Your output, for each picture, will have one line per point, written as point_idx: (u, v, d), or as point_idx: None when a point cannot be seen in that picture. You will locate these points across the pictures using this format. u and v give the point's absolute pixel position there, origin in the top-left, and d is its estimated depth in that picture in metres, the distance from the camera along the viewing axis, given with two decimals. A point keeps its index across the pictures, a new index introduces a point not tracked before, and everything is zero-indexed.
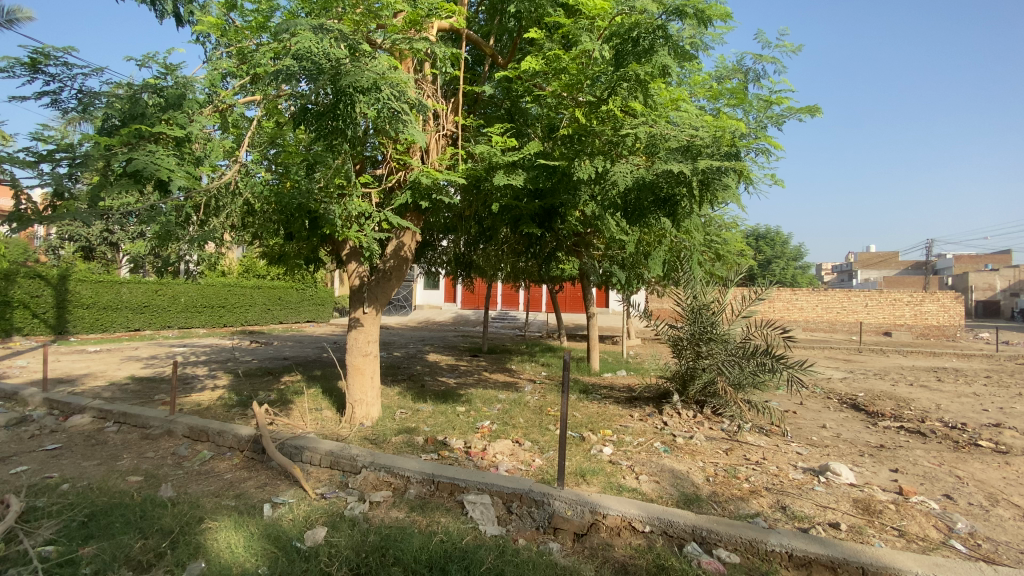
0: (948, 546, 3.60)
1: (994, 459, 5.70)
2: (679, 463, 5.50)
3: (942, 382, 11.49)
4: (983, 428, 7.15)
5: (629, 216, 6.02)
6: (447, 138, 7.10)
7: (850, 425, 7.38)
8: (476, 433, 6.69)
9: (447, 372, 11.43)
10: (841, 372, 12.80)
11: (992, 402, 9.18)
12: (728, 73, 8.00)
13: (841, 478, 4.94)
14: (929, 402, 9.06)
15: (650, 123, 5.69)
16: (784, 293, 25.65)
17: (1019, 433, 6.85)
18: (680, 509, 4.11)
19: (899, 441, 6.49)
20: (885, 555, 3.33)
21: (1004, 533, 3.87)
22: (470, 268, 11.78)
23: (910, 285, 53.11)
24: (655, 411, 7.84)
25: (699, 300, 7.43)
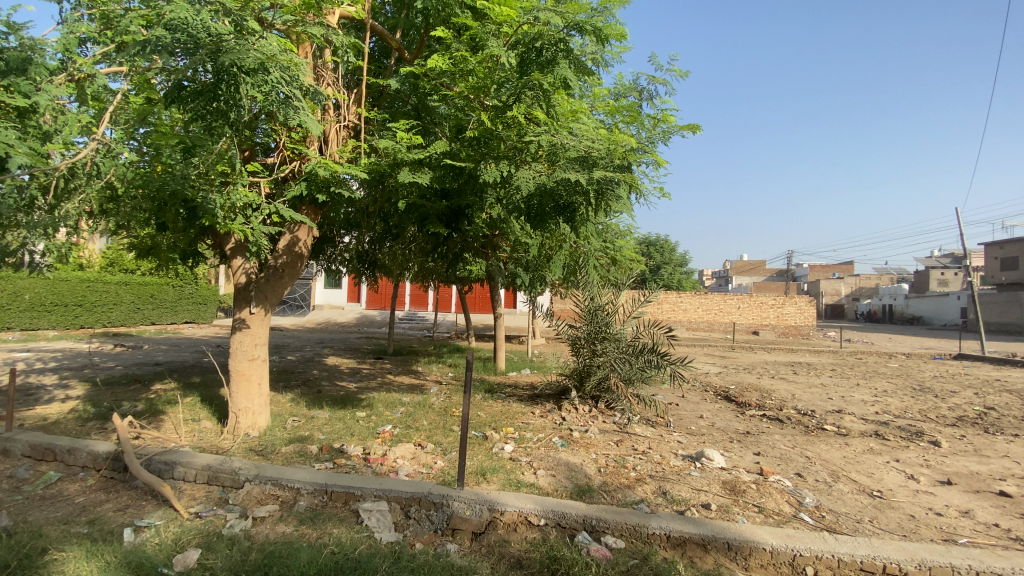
0: (799, 518, 4.12)
1: (835, 441, 6.66)
2: (575, 456, 5.76)
3: (796, 375, 13.23)
4: (826, 414, 8.34)
5: (532, 221, 6.21)
6: (349, 130, 6.80)
7: (723, 415, 8.22)
8: (375, 438, 6.47)
9: (348, 375, 10.95)
10: (717, 367, 14.24)
11: (833, 391, 10.76)
12: (625, 91, 8.52)
13: (713, 462, 5.48)
14: (786, 393, 10.38)
15: (552, 132, 5.90)
16: (671, 296, 28.04)
17: (854, 418, 8.08)
18: (573, 501, 4.28)
19: (762, 427, 7.35)
20: (747, 530, 3.65)
21: (842, 504, 4.50)
22: (374, 266, 11.40)
23: (775, 290, 60.49)
24: (555, 407, 8.15)
25: (596, 301, 7.85)
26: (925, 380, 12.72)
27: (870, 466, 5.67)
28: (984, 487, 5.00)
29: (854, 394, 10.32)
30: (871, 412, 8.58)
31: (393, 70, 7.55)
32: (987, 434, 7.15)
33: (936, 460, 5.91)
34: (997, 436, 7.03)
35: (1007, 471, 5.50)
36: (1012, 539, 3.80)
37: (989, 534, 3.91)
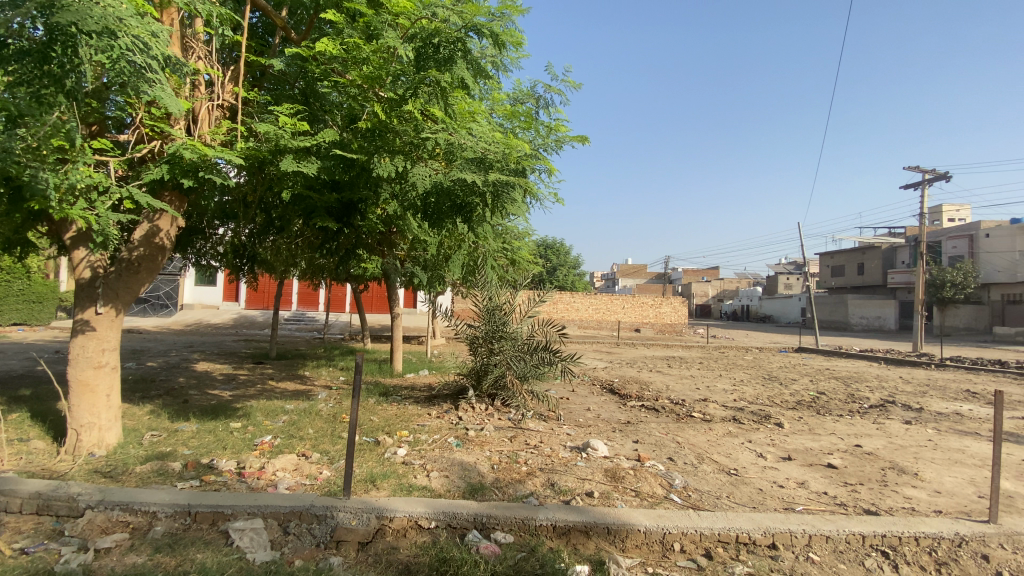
0: (669, 499, 4.53)
1: (701, 426, 7.46)
2: (469, 455, 5.78)
3: (670, 368, 14.61)
4: (695, 403, 9.31)
5: (428, 219, 6.12)
6: (224, 111, 6.16)
7: (609, 407, 8.79)
8: (252, 450, 5.92)
9: (222, 382, 9.91)
10: (603, 362, 15.22)
11: (701, 381, 12.04)
12: (523, 97, 8.73)
13: (598, 452, 5.84)
14: (662, 384, 11.42)
15: (449, 131, 5.85)
16: (565, 296, 29.44)
17: (717, 405, 9.12)
18: (465, 500, 4.29)
19: (642, 417, 7.99)
20: (625, 515, 3.91)
21: (706, 483, 5.03)
22: (255, 261, 10.45)
23: (655, 291, 66.15)
24: (452, 407, 8.12)
25: (494, 301, 7.94)
26: (772, 370, 14.76)
27: (730, 447, 6.41)
28: (815, 460, 5.90)
29: (718, 384, 11.66)
30: (730, 399, 9.74)
31: (278, 50, 6.99)
32: (817, 414, 8.47)
33: (780, 439, 6.86)
34: (824, 415, 8.36)
35: (832, 445, 6.55)
36: (834, 502, 4.51)
37: (818, 500, 4.60)
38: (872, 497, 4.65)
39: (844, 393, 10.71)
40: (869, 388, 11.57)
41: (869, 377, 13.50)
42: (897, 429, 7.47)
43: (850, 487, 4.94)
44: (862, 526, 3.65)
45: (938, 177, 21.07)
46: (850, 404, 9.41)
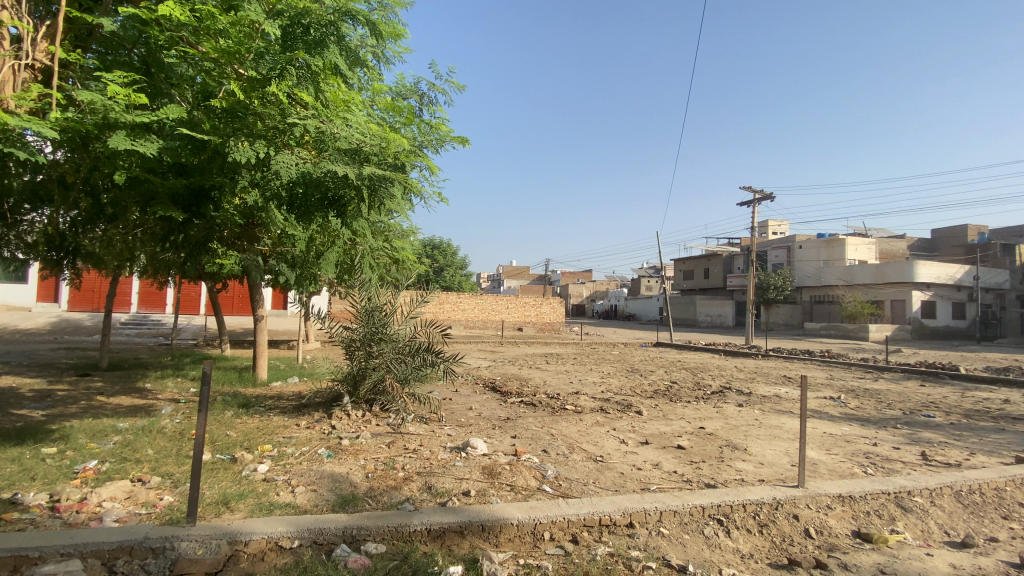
0: (541, 490, 4.72)
1: (574, 418, 7.93)
2: (340, 465, 5.44)
3: (548, 364, 15.33)
4: (568, 396, 9.87)
5: (296, 212, 5.66)
6: (34, 73, 5.09)
7: (489, 405, 8.93)
8: (71, 480, 4.95)
9: (31, 400, 8.15)
10: (486, 361, 15.46)
11: (574, 376, 12.83)
12: (406, 92, 8.51)
13: (476, 450, 5.89)
14: (540, 380, 11.92)
15: (321, 119, 5.50)
16: (450, 296, 29.41)
17: (588, 397, 9.77)
18: (333, 514, 4.03)
19: (520, 413, 8.25)
20: (499, 510, 3.98)
21: (576, 472, 5.34)
22: (78, 254, 8.78)
23: (537, 292, 68.99)
24: (324, 416, 7.61)
25: (373, 301, 7.59)
26: (635, 363, 16.24)
27: (597, 436, 6.89)
28: (668, 442, 6.58)
29: (589, 378, 12.51)
30: (600, 392, 10.50)
31: (112, 9, 5.98)
32: (670, 401, 9.49)
33: (640, 425, 7.55)
34: (676, 402, 9.40)
35: (681, 428, 7.38)
36: (682, 479, 5.06)
37: (670, 478, 5.13)
38: (712, 472, 5.31)
39: (692, 381, 12.17)
40: (712, 376, 13.30)
41: (712, 367, 15.51)
42: (732, 411, 8.67)
43: (695, 465, 5.60)
44: (703, 499, 4.12)
45: (765, 197, 24.94)
46: (696, 391, 10.72)
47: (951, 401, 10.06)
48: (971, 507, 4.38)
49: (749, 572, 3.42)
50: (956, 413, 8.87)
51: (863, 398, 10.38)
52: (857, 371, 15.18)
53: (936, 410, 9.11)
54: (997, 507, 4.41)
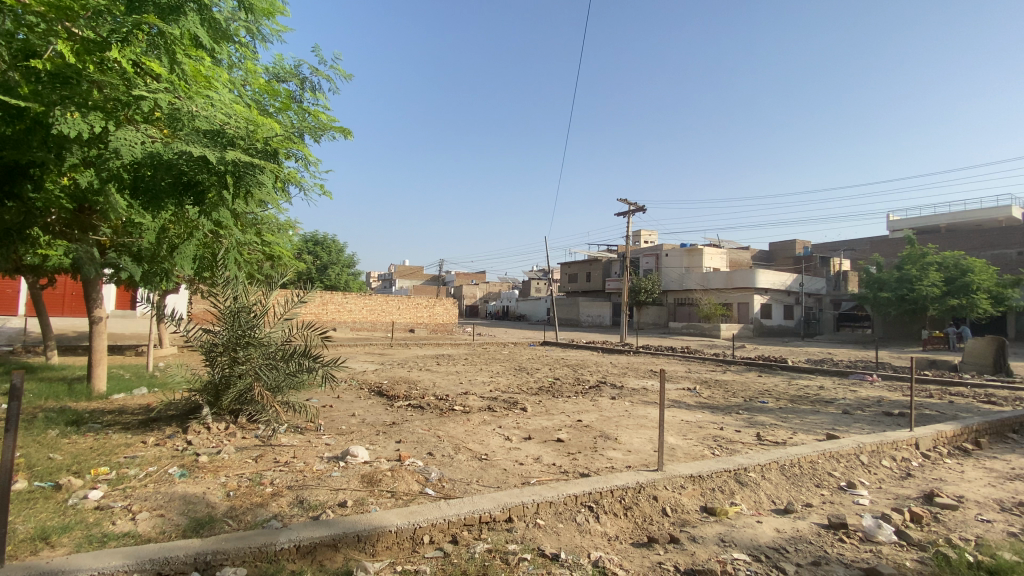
0: (423, 494, 4.65)
1: (461, 418, 7.94)
2: (197, 485, 4.85)
3: (439, 366, 15.20)
4: (456, 396, 9.89)
5: (143, 198, 4.96)
6: None
7: (374, 410, 8.60)
8: None
9: None
10: (373, 364, 14.87)
11: (463, 376, 12.90)
12: (285, 75, 7.86)
13: (357, 458, 5.63)
14: (429, 382, 11.76)
15: (176, 94, 4.90)
16: (335, 296, 27.90)
17: (475, 397, 9.87)
18: (184, 540, 3.57)
19: (406, 416, 8.06)
20: (377, 518, 3.84)
21: (460, 472, 5.36)
22: None
23: (430, 293, 68.12)
24: (178, 430, 6.73)
25: (240, 301, 6.89)
26: (522, 362, 16.79)
27: (483, 435, 6.99)
28: (549, 436, 6.89)
29: (478, 377, 12.66)
30: (488, 391, 10.65)
31: None
32: (553, 397, 9.96)
33: (524, 422, 7.80)
34: (558, 397, 9.89)
35: (562, 422, 7.76)
36: (560, 471, 5.33)
37: (549, 471, 5.37)
38: (587, 462, 5.67)
39: (573, 377, 12.91)
40: (591, 372, 14.24)
41: (593, 364, 16.57)
42: (608, 404, 9.33)
43: (572, 456, 5.93)
44: (576, 488, 4.37)
45: (639, 209, 27.27)
46: (577, 386, 11.39)
47: (780, 389, 11.89)
48: (791, 478, 5.21)
49: (614, 552, 3.70)
50: (784, 399, 10.50)
51: (714, 389, 11.82)
52: (711, 365, 17.28)
53: (769, 397, 10.70)
54: (811, 477, 5.29)
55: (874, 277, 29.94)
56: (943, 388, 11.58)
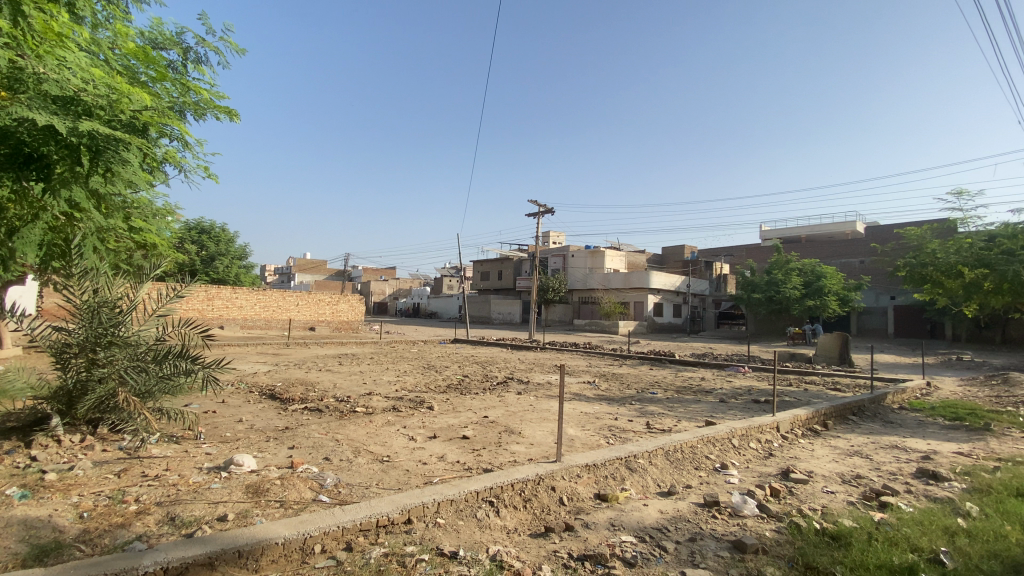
0: (316, 501, 4.40)
1: (362, 420, 7.64)
2: (40, 508, 4.15)
3: (341, 365, 14.51)
4: (359, 397, 9.50)
5: None
6: None
7: (265, 415, 7.97)
8: None
9: None
10: (267, 365, 13.81)
11: (367, 376, 12.42)
12: (164, 43, 7.00)
13: (242, 467, 5.19)
14: (329, 383, 11.18)
15: (17, 51, 4.18)
16: (224, 291, 25.52)
17: (379, 398, 9.55)
18: (18, 572, 3.03)
19: (303, 420, 7.58)
20: (262, 531, 3.57)
21: (359, 476, 5.15)
22: None
23: (333, 289, 64.76)
24: (16, 445, 5.71)
25: (102, 296, 6.07)
26: (430, 360, 16.56)
27: (385, 436, 6.78)
28: (454, 434, 6.86)
29: (383, 377, 12.27)
30: (392, 391, 10.36)
31: None
32: (460, 395, 9.95)
33: (430, 420, 7.71)
34: (465, 395, 9.89)
35: (468, 419, 7.77)
36: (463, 468, 5.33)
37: (452, 469, 5.35)
38: (490, 457, 5.74)
39: (481, 374, 13.00)
40: (499, 368, 14.42)
41: (501, 360, 16.82)
42: (513, 399, 9.52)
43: (476, 452, 5.96)
44: (478, 484, 4.41)
45: (548, 211, 28.18)
46: (484, 383, 11.48)
47: (670, 381, 12.93)
48: (675, 462, 5.69)
49: (513, 545, 3.78)
50: (673, 390, 11.43)
51: (612, 382, 12.55)
52: (610, 360, 18.32)
53: (660, 388, 11.60)
54: (691, 461, 5.82)
55: (748, 281, 33.59)
56: (801, 378, 13.34)
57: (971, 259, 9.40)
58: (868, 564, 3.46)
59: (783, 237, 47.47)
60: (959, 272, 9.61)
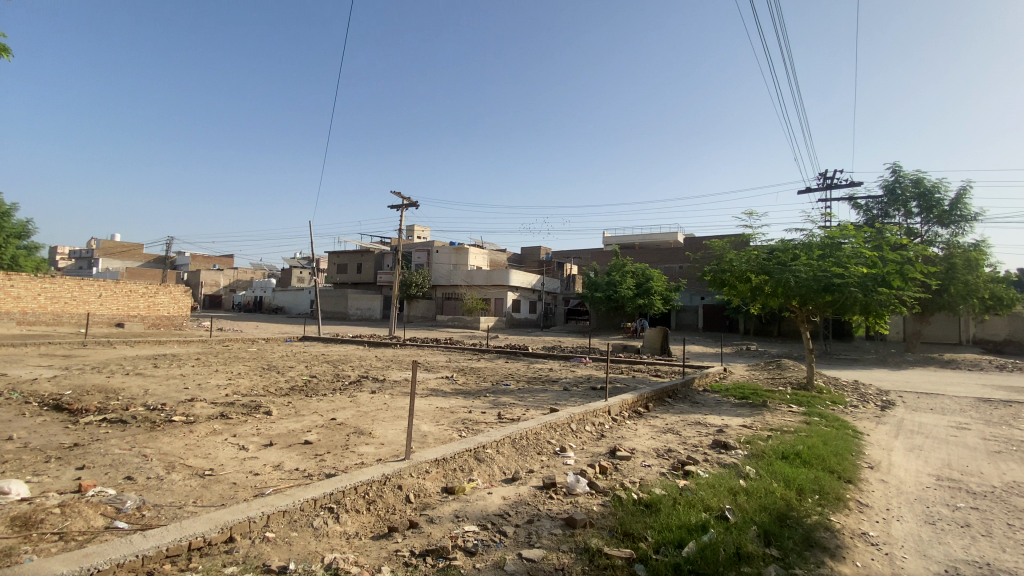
0: (112, 528, 3.70)
1: (181, 431, 6.64)
2: None
3: (157, 367, 12.44)
4: (178, 404, 8.23)
5: None
6: None
7: (45, 430, 6.47)
8: None
9: None
10: (51, 369, 11.24)
11: (191, 379, 10.84)
12: None
13: (6, 497, 4.14)
14: (140, 389, 9.51)
15: None
16: None
17: (205, 403, 8.40)
18: None
19: (99, 434, 6.32)
20: (27, 571, 2.88)
21: (171, 495, 4.46)
22: None
23: (153, 277, 55.27)
24: None
25: None
26: (272, 360, 15.08)
27: (209, 447, 5.98)
28: (294, 440, 6.34)
29: (211, 380, 10.84)
30: (222, 395, 9.21)
31: None
32: (305, 397, 9.23)
33: (266, 426, 7.01)
34: (310, 396, 9.20)
35: (311, 422, 7.26)
36: (302, 476, 4.95)
37: (288, 478, 4.93)
38: (334, 461, 5.42)
39: (330, 374, 12.24)
40: (351, 366, 13.73)
41: (354, 358, 16.05)
42: (364, 398, 9.15)
43: (318, 458, 5.58)
44: (316, 491, 4.14)
45: (411, 204, 27.60)
46: (334, 383, 10.84)
47: (521, 373, 13.63)
48: (520, 450, 6.02)
49: (352, 550, 3.62)
50: (523, 381, 12.08)
51: (467, 376, 12.81)
52: (467, 354, 18.67)
53: (511, 380, 12.16)
54: (535, 447, 6.20)
55: (592, 281, 37.00)
56: (632, 367, 15.09)
57: (756, 267, 11.61)
58: (672, 524, 4.05)
59: (624, 242, 53.14)
60: (747, 277, 11.74)
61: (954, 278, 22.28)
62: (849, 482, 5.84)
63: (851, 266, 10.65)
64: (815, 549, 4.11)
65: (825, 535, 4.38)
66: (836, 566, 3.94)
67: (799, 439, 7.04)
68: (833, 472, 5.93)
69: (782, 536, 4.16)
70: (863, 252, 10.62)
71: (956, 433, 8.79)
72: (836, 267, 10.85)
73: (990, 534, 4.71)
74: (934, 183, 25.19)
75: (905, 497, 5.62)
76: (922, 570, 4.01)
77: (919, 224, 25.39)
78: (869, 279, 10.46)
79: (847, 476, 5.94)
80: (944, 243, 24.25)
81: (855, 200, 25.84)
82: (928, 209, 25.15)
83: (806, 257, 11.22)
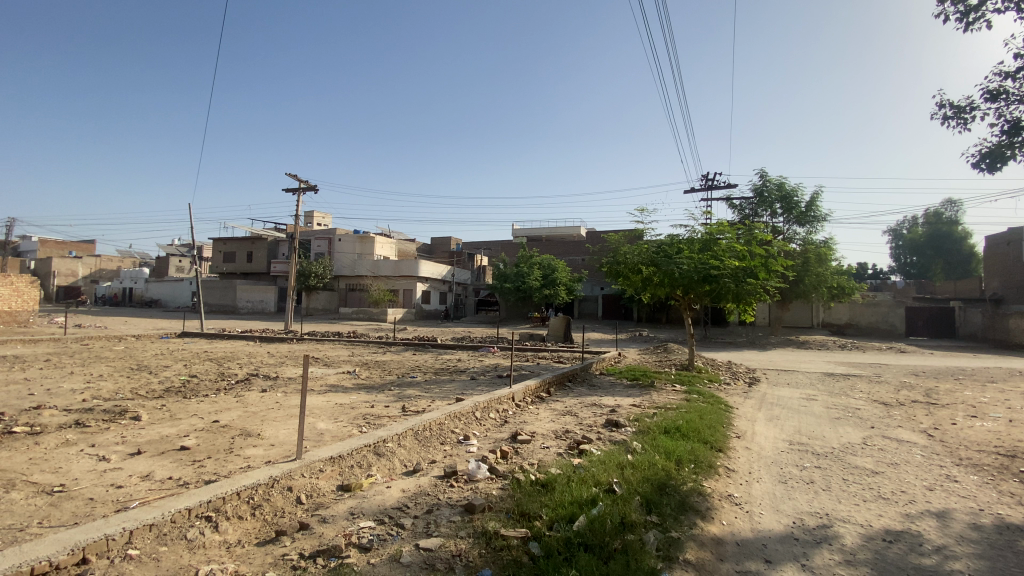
0: None
1: (24, 443, 5.71)
2: None
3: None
4: (19, 413, 7.03)
5: None
6: None
7: None
8: None
9: None
10: None
11: (38, 384, 9.29)
12: None
13: None
14: None
15: None
16: None
17: (56, 411, 7.26)
18: None
19: None
20: None
21: (8, 517, 3.82)
22: None
23: None
24: None
25: None
26: (144, 360, 13.37)
27: (61, 460, 5.21)
28: (168, 446, 5.73)
29: (65, 384, 9.37)
30: (79, 400, 8.05)
31: None
32: (183, 399, 8.33)
33: (133, 433, 6.24)
34: (190, 398, 8.36)
35: (190, 426, 6.60)
36: (175, 485, 4.49)
37: (160, 488, 4.46)
38: (215, 467, 4.99)
39: (215, 372, 11.18)
40: (240, 364, 12.65)
41: (244, 355, 14.81)
42: (254, 397, 8.53)
43: (196, 464, 5.10)
44: (190, 501, 3.79)
45: (311, 188, 25.92)
46: (219, 383, 9.94)
47: (427, 364, 13.48)
48: (422, 441, 5.97)
49: (232, 560, 3.38)
50: (429, 372, 11.95)
51: (371, 369, 12.39)
52: (372, 348, 18.03)
53: (416, 372, 11.99)
54: (438, 437, 6.20)
55: (500, 272, 37.60)
56: (536, 354, 15.61)
57: (646, 259, 12.54)
58: (565, 501, 4.28)
59: (531, 234, 54.61)
60: (638, 269, 12.61)
61: (809, 270, 25.84)
62: (720, 450, 6.58)
63: (726, 258, 11.81)
64: (688, 513, 4.59)
65: (698, 499, 4.92)
66: (705, 526, 4.43)
67: (681, 415, 7.79)
68: (707, 442, 6.63)
69: (661, 504, 4.58)
70: (735, 246, 11.82)
71: (806, 403, 10.25)
72: (714, 259, 12.03)
73: (827, 488, 5.58)
74: (794, 187, 28.84)
75: (764, 461, 6.47)
76: (774, 523, 4.65)
77: (783, 223, 28.94)
78: (740, 271, 11.73)
79: (718, 445, 6.69)
80: (802, 240, 27.92)
81: (733, 200, 28.77)
82: (790, 210, 28.70)
83: (689, 251, 12.31)
